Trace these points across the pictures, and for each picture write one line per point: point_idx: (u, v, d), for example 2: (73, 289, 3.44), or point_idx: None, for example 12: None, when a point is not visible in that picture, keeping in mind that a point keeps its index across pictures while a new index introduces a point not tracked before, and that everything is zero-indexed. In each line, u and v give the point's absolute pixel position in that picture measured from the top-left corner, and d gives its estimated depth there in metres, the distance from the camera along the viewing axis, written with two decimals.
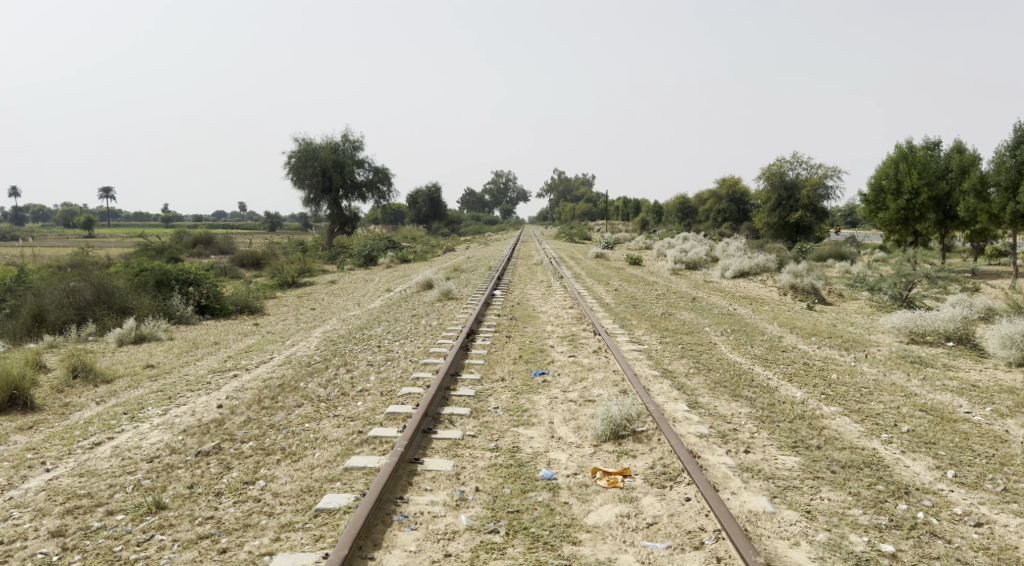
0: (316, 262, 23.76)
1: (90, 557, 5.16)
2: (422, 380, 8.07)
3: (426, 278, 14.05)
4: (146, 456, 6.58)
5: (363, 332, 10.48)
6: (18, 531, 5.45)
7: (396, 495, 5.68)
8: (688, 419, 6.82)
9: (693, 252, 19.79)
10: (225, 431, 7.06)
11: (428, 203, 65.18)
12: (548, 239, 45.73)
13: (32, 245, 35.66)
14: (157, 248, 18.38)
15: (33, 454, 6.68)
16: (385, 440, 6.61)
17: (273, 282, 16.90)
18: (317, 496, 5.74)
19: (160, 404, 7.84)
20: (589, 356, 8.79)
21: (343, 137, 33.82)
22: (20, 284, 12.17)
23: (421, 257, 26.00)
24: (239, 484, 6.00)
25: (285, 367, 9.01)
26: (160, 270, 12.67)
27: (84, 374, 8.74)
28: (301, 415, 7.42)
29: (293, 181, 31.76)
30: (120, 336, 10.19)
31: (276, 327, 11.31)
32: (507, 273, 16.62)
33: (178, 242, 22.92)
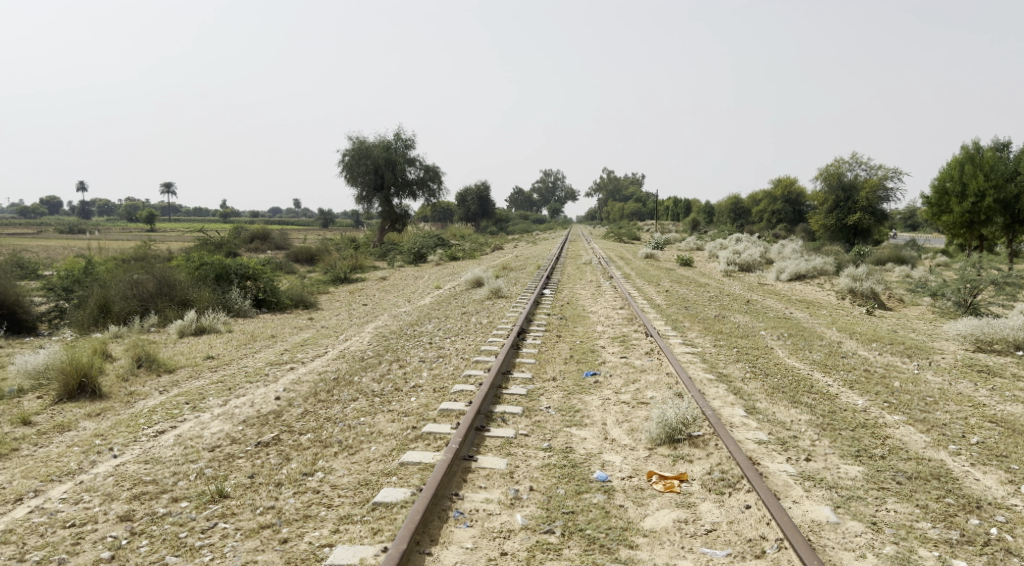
0: (368, 259, 24.12)
1: (157, 542, 5.32)
2: (474, 377, 8.09)
3: (477, 276, 14.10)
4: (208, 445, 6.76)
5: (415, 329, 10.58)
6: (89, 514, 5.65)
7: (451, 491, 5.71)
8: (747, 425, 6.69)
9: (748, 254, 19.45)
10: (283, 423, 7.20)
11: (476, 202, 65.51)
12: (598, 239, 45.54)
13: (100, 238, 37.25)
14: (216, 243, 18.85)
15: (101, 441, 6.92)
16: (440, 437, 6.65)
17: (327, 277, 17.19)
18: (373, 490, 5.81)
19: (220, 395, 8.05)
20: (641, 358, 8.70)
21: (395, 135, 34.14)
22: (87, 276, 12.60)
23: (471, 255, 26.13)
24: (298, 476, 6.12)
25: (339, 361, 9.16)
26: (220, 264, 12.99)
27: (147, 364, 9.03)
28: (356, 409, 7.51)
29: (346, 179, 32.32)
30: (181, 328, 10.49)
31: (330, 322, 11.48)
32: (556, 273, 16.58)
33: (235, 237, 23.54)
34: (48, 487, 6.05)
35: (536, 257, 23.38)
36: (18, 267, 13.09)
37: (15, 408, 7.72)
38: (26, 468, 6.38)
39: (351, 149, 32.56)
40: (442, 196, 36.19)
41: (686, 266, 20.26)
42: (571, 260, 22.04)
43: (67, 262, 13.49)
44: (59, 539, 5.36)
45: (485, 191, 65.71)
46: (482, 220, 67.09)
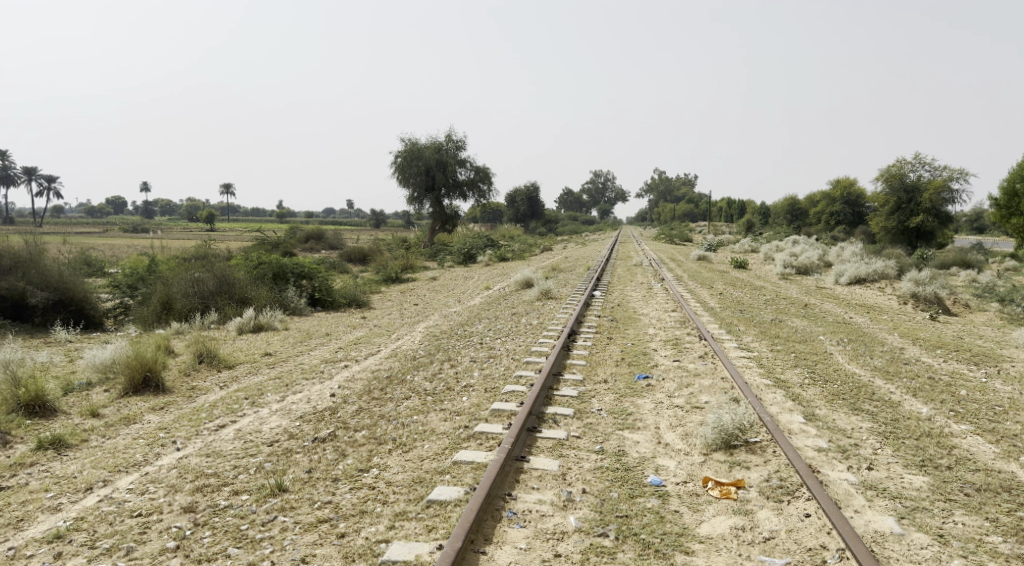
0: (418, 259, 24.38)
1: (219, 533, 5.47)
2: (525, 378, 8.10)
3: (527, 277, 14.13)
4: (266, 440, 6.93)
5: (465, 329, 10.65)
6: (154, 505, 5.85)
7: (504, 491, 5.73)
8: (806, 432, 6.54)
9: (805, 257, 19.01)
10: (338, 419, 7.33)
11: (525, 202, 65.65)
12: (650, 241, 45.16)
13: (163, 238, 38.62)
14: (273, 242, 19.33)
15: (165, 434, 7.16)
16: (492, 437, 6.68)
17: (379, 277, 17.46)
18: (427, 487, 5.88)
19: (277, 391, 8.26)
20: (694, 361, 8.58)
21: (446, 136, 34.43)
22: (151, 275, 13.06)
23: (521, 256, 26.19)
24: (354, 472, 6.22)
25: (392, 360, 9.29)
26: (277, 263, 13.32)
27: (208, 360, 9.31)
28: (409, 407, 7.60)
29: (399, 180, 32.85)
30: (240, 325, 10.79)
31: (382, 321, 11.64)
32: (607, 274, 16.48)
33: (291, 237, 24.08)
34: (115, 478, 6.29)
35: (586, 258, 23.27)
36: (87, 265, 13.64)
37: (85, 400, 8.05)
38: (95, 458, 6.65)
39: (404, 151, 32.96)
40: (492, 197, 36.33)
41: (741, 269, 19.92)
42: (622, 261, 21.90)
43: (132, 260, 14.01)
44: (127, 528, 5.56)
45: (535, 191, 65.56)
46: (531, 220, 67.17)
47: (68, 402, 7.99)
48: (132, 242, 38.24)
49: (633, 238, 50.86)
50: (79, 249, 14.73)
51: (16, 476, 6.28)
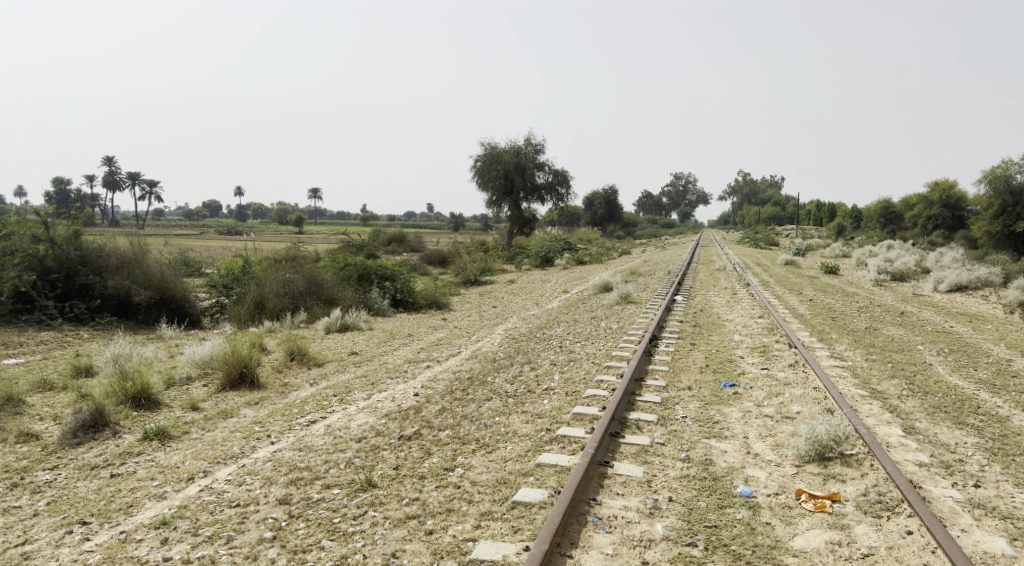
0: (497, 262, 24.65)
1: (313, 525, 5.65)
2: (607, 383, 8.04)
3: (606, 281, 14.06)
4: (355, 436, 7.15)
5: (545, 332, 10.69)
6: (252, 496, 6.11)
7: (588, 495, 5.70)
8: (905, 445, 6.25)
9: (901, 263, 18.16)
10: (423, 418, 7.49)
11: (603, 206, 65.34)
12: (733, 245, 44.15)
13: (256, 240, 40.59)
14: (358, 245, 19.94)
15: (260, 428, 7.49)
16: (575, 440, 6.67)
17: (458, 279, 17.76)
18: (512, 489, 5.93)
19: (364, 389, 8.52)
20: (784, 370, 8.33)
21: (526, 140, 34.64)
22: (245, 275, 13.68)
23: (599, 258, 26.08)
24: (440, 470, 6.35)
25: (473, 361, 9.42)
26: (362, 265, 13.72)
27: (299, 357, 9.69)
28: (491, 409, 7.69)
29: (478, 184, 33.32)
30: (328, 325, 11.18)
31: (462, 323, 11.80)
32: (687, 279, 16.18)
33: (375, 240, 24.81)
34: (215, 469, 6.62)
35: (666, 262, 22.89)
36: (185, 267, 14.38)
37: (186, 394, 8.51)
38: (196, 450, 7.01)
39: (484, 155, 33.35)
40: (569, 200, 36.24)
41: (831, 275, 19.21)
42: (704, 266, 21.43)
43: (226, 261, 14.65)
44: (226, 517, 5.80)
45: (612, 195, 65.02)
46: (608, 224, 66.65)
47: (171, 395, 8.46)
48: (229, 243, 40.38)
49: (716, 242, 49.64)
50: (180, 251, 15.54)
51: (125, 465, 6.69)
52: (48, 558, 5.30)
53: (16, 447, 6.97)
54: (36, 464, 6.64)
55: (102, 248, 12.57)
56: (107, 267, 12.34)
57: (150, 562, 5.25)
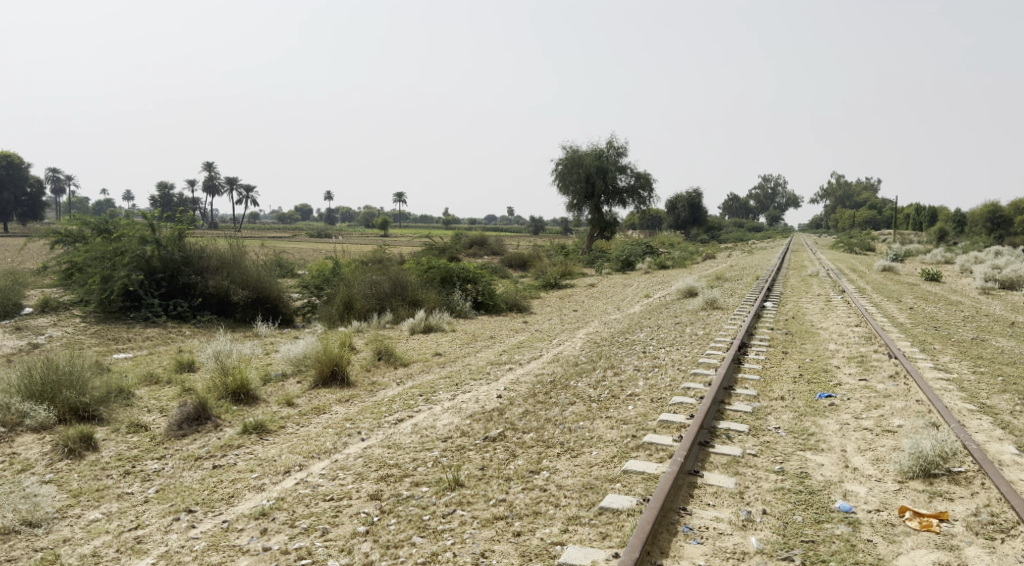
0: (577, 265, 24.67)
1: (403, 521, 5.78)
2: (694, 390, 7.89)
3: (690, 286, 13.78)
4: (441, 436, 7.27)
5: (627, 337, 10.58)
6: (345, 490, 6.30)
7: (678, 505, 5.60)
8: (1021, 464, 5.87)
9: (1011, 270, 17.02)
10: (507, 420, 7.55)
11: (687, 209, 64.28)
12: (826, 250, 42.53)
13: (344, 241, 42.29)
14: (440, 247, 20.37)
15: (350, 424, 7.73)
16: (662, 448, 6.56)
17: (538, 282, 17.88)
18: (599, 494, 5.90)
19: (449, 389, 8.66)
20: (884, 382, 7.95)
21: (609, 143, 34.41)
22: (334, 276, 14.12)
23: (682, 262, 25.65)
24: (525, 473, 6.38)
25: (555, 364, 9.41)
26: (445, 267, 14.06)
27: (386, 357, 9.95)
28: (575, 413, 7.66)
29: (559, 187, 33.55)
30: (413, 326, 11.43)
31: (543, 326, 11.85)
32: (777, 285, 15.68)
33: (457, 241, 25.30)
34: (310, 463, 6.87)
35: (753, 267, 22.24)
36: (279, 269, 15.02)
37: (281, 390, 8.88)
38: (292, 444, 7.30)
39: (565, 158, 33.64)
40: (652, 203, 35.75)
41: (933, 282, 18.22)
42: (794, 271, 20.73)
43: (317, 263, 15.17)
44: (321, 510, 6.00)
45: (696, 198, 63.80)
46: (691, 227, 65.38)
47: (267, 391, 8.85)
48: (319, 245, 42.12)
49: (807, 246, 47.83)
50: (275, 252, 16.30)
51: (226, 457, 7.02)
52: (158, 542, 5.61)
53: (128, 437, 7.43)
54: (145, 453, 7.06)
55: (203, 249, 13.31)
56: (208, 267, 13.04)
57: (252, 550, 5.48)
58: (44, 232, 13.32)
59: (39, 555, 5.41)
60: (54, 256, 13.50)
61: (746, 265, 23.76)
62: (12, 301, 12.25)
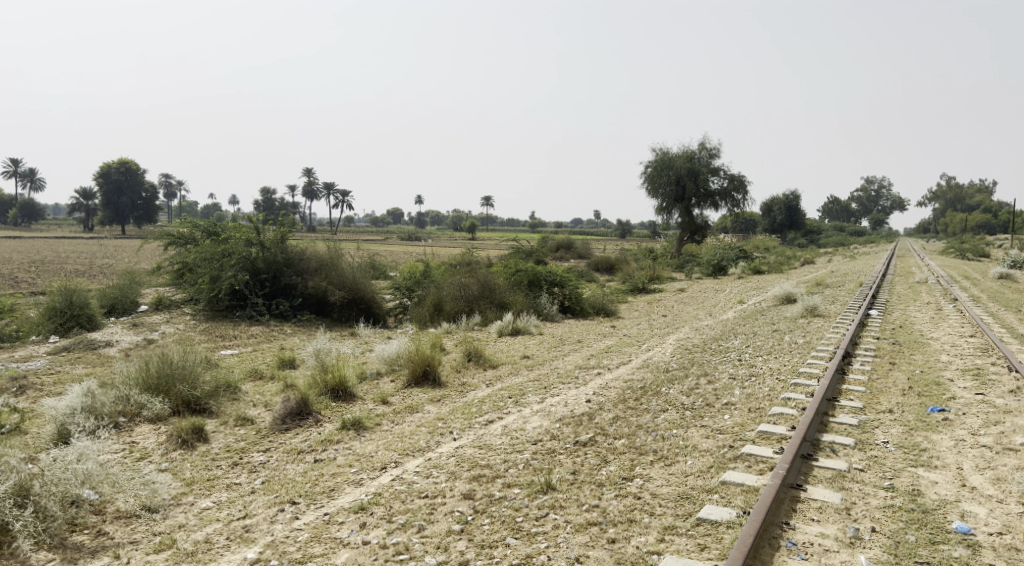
0: (666, 269, 24.31)
1: (497, 521, 5.82)
2: (794, 401, 7.60)
3: (787, 292, 13.31)
4: (531, 438, 7.29)
5: (721, 344, 10.32)
6: (438, 489, 6.41)
7: (781, 519, 5.40)
8: None
9: None
10: (597, 425, 7.50)
11: (784, 212, 62.08)
12: (940, 256, 40.11)
13: (433, 244, 43.44)
14: (527, 251, 20.52)
15: (442, 424, 7.87)
16: (762, 460, 6.35)
17: (625, 287, 17.75)
18: (695, 504, 5.77)
19: (538, 392, 8.68)
20: (1004, 397, 7.43)
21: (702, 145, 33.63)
22: (425, 278, 14.40)
23: (777, 267, 24.80)
24: (618, 479, 6.31)
25: (645, 370, 9.28)
26: (532, 271, 14.16)
27: (475, 359, 10.08)
28: (668, 420, 7.52)
29: (649, 191, 33.30)
30: (500, 328, 11.54)
31: (632, 330, 11.71)
32: (882, 292, 14.90)
33: (543, 245, 25.44)
34: (404, 460, 7.03)
35: (856, 273, 21.24)
36: (372, 271, 15.46)
37: (376, 388, 9.14)
38: (387, 441, 7.49)
39: (656, 161, 33.27)
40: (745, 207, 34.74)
41: None
42: (903, 278, 19.65)
43: (408, 265, 15.56)
44: (417, 507, 6.12)
45: (795, 201, 61.45)
46: (789, 231, 63.14)
47: (363, 389, 9.12)
48: (410, 247, 43.48)
49: (912, 251, 45.24)
50: (368, 255, 16.85)
51: (326, 451, 7.28)
52: (265, 532, 5.86)
53: (235, 429, 7.82)
54: (252, 446, 7.41)
55: (303, 251, 13.89)
56: (307, 269, 13.60)
57: (352, 543, 5.64)
58: (159, 234, 14.21)
59: (158, 539, 5.75)
60: (167, 257, 14.38)
61: (848, 270, 22.75)
62: (130, 299, 13.15)
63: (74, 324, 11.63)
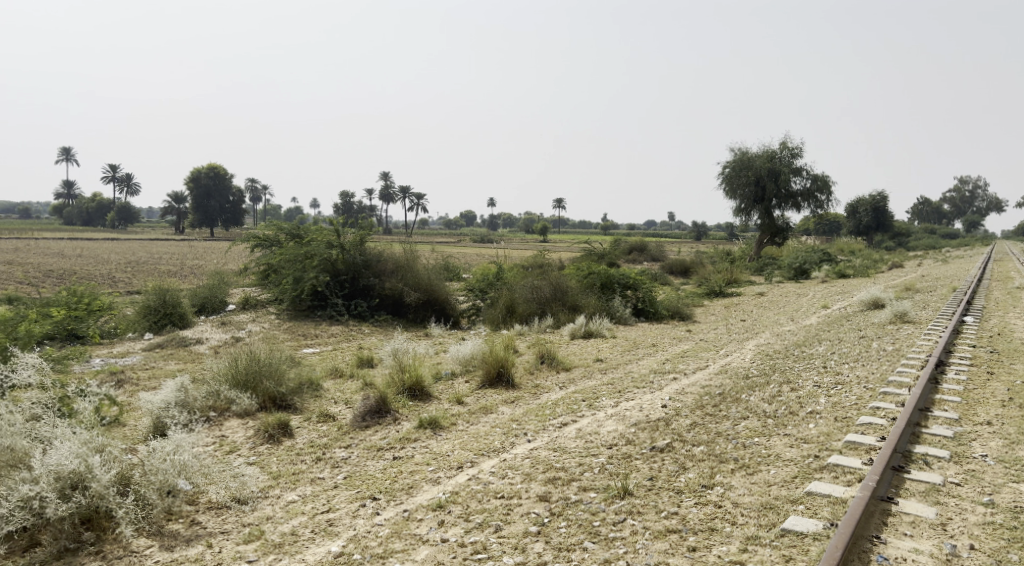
0: (744, 272, 23.75)
1: (573, 525, 5.81)
2: (884, 411, 7.29)
3: (874, 297, 12.77)
4: (606, 442, 7.25)
5: (803, 350, 10.00)
6: (515, 490, 6.45)
7: (871, 532, 5.19)
8: None
9: None
10: (674, 431, 7.39)
11: (870, 214, 59.41)
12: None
13: (506, 246, 43.90)
14: (600, 254, 20.45)
15: (517, 425, 7.92)
16: (849, 471, 6.13)
17: (702, 290, 17.44)
18: (780, 515, 5.61)
19: (612, 396, 8.63)
20: None
21: (783, 145, 32.67)
22: (498, 281, 14.47)
23: (863, 270, 23.80)
24: (698, 487, 6.20)
25: (723, 376, 9.08)
26: (605, 274, 14.10)
27: (548, 361, 10.10)
28: (748, 428, 7.35)
29: (727, 191, 32.82)
30: (572, 331, 11.55)
31: (709, 335, 11.49)
32: (980, 298, 14.10)
33: (616, 248, 25.29)
34: (480, 460, 7.11)
35: (951, 277, 20.15)
36: (447, 272, 15.71)
37: (451, 388, 9.28)
38: (463, 441, 7.59)
39: (733, 161, 32.56)
40: (828, 208, 33.49)
41: None
42: (1003, 283, 18.50)
43: (481, 267, 15.73)
44: (493, 507, 6.18)
45: (882, 202, 58.67)
46: (874, 233, 60.45)
47: (438, 389, 9.27)
48: (484, 250, 44.07)
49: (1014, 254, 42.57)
50: (443, 258, 17.13)
51: (404, 449, 7.44)
52: (348, 526, 6.03)
53: (318, 425, 8.08)
54: (334, 442, 7.65)
55: (381, 253, 14.25)
56: (384, 270, 13.93)
57: (431, 540, 5.74)
58: (246, 236, 14.84)
59: (247, 530, 6.00)
60: (254, 258, 15.02)
61: (943, 274, 21.59)
62: (218, 298, 13.79)
63: (167, 322, 12.29)
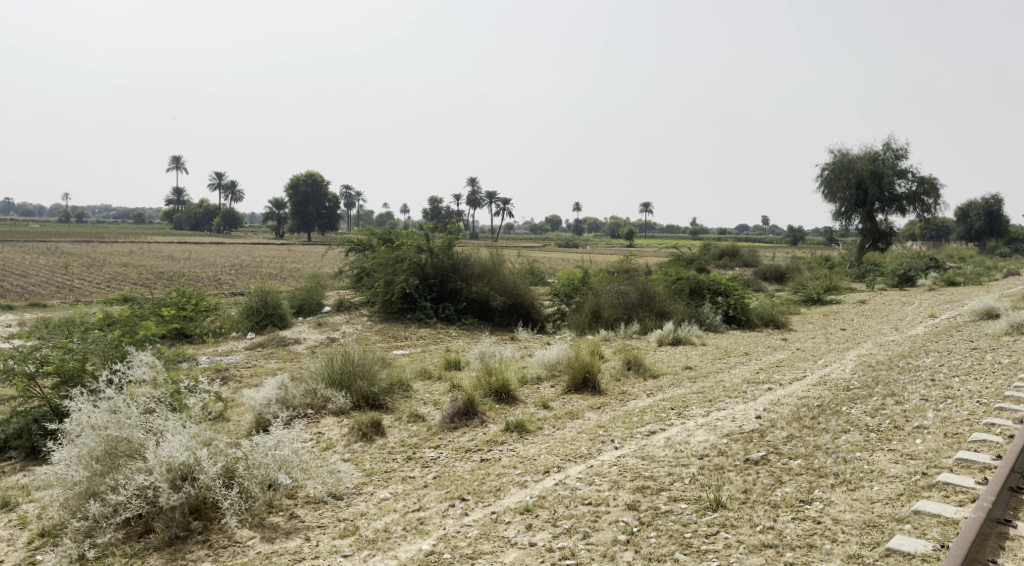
0: (843, 279, 22.79)
1: (663, 535, 5.72)
2: (999, 428, 6.83)
3: (988, 307, 11.97)
4: (696, 452, 7.09)
5: (908, 361, 9.48)
6: (603, 496, 6.41)
7: (986, 556, 4.87)
8: None
9: None
10: (769, 443, 7.15)
11: (982, 217, 55.65)
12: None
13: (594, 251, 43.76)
14: (689, 259, 20.08)
15: (604, 432, 7.86)
16: (962, 490, 5.77)
17: (798, 298, 16.83)
18: (884, 534, 5.34)
19: (702, 405, 8.43)
20: None
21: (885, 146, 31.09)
22: (584, 285, 14.41)
23: (975, 277, 22.33)
24: (795, 501, 5.98)
25: (821, 387, 8.72)
26: (694, 279, 13.83)
27: (636, 368, 10.00)
28: (849, 441, 7.02)
29: (824, 195, 31.48)
30: (660, 337, 11.38)
31: (806, 344, 11.06)
32: None
33: (706, 253, 24.76)
34: (567, 466, 7.10)
35: None
36: (534, 277, 15.81)
37: (538, 392, 9.32)
38: (550, 445, 7.61)
39: (832, 163, 31.25)
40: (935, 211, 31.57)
41: None
42: None
43: (567, 272, 15.74)
44: (581, 513, 6.16)
45: (995, 205, 54.87)
46: (987, 238, 56.57)
47: (524, 392, 9.33)
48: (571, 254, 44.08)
49: None
50: (530, 262, 17.25)
51: (492, 452, 7.52)
52: (438, 525, 6.15)
53: (408, 425, 8.29)
54: (424, 442, 7.83)
55: (468, 258, 14.49)
56: (472, 274, 14.15)
57: (519, 543, 5.78)
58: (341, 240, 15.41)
59: (343, 525, 6.22)
60: (348, 261, 15.58)
61: None
62: (315, 300, 14.38)
63: (268, 322, 12.91)
